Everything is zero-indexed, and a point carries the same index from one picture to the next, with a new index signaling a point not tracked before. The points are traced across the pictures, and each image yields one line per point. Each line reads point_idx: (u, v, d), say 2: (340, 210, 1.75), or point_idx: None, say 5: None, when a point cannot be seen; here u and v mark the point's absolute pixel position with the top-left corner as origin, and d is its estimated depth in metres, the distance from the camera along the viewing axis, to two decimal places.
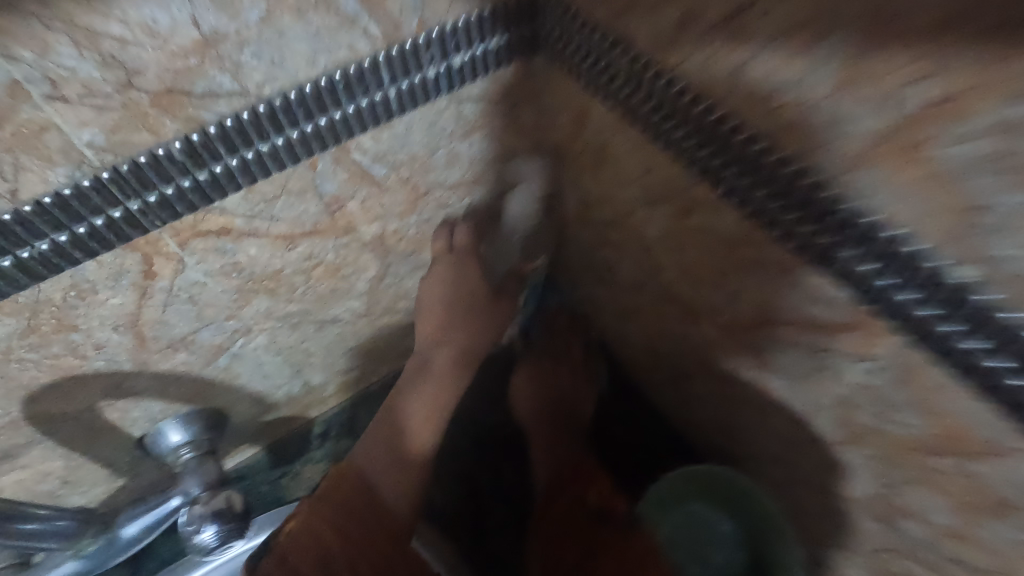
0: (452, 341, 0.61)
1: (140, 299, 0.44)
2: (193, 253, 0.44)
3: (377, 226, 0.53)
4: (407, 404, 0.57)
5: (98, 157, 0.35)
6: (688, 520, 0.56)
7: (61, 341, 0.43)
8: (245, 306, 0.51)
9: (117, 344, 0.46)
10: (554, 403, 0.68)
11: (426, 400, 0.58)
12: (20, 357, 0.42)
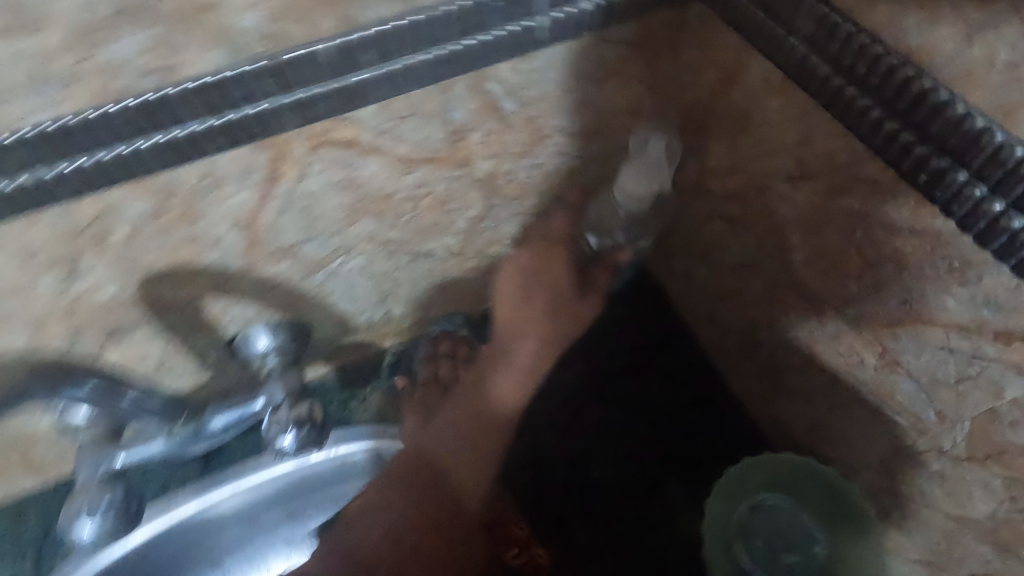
0: (534, 331, 0.61)
1: (261, 200, 0.44)
2: (319, 161, 0.43)
3: (492, 163, 0.52)
4: (500, 376, 0.59)
5: (260, 42, 0.35)
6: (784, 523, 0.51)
7: (183, 231, 0.43)
8: (352, 226, 0.50)
9: (231, 243, 0.46)
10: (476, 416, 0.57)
11: (459, 425, 0.56)
12: (145, 238, 0.42)
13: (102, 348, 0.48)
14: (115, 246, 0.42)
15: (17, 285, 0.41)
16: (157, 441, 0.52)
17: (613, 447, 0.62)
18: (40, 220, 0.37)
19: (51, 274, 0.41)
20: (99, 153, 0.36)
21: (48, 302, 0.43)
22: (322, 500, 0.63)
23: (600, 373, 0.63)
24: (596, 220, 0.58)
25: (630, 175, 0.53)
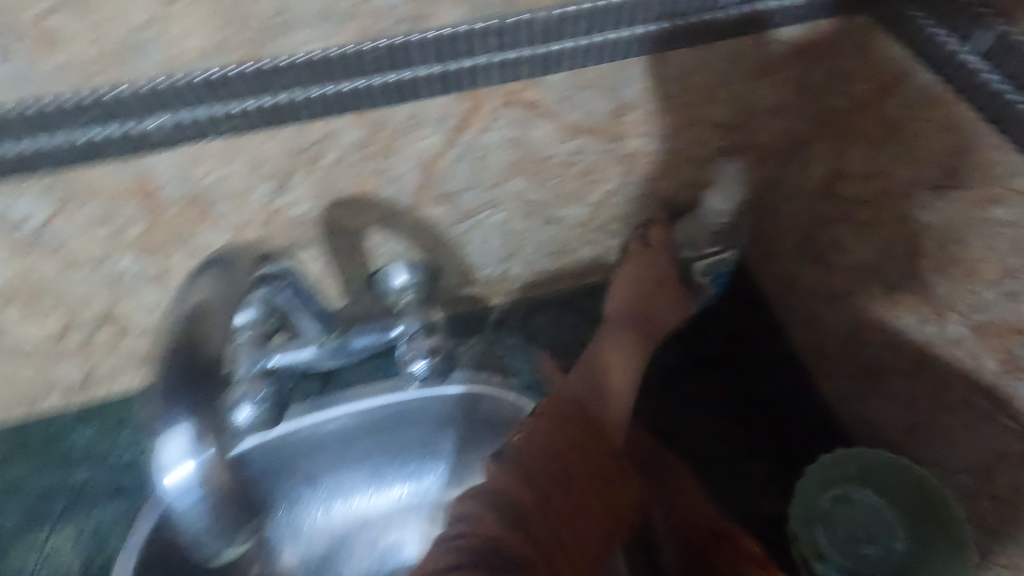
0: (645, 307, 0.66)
1: (446, 145, 0.50)
2: (503, 117, 0.49)
3: (641, 142, 0.56)
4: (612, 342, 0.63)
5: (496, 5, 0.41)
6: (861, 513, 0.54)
7: (377, 163, 0.49)
8: (508, 181, 0.56)
9: (408, 180, 0.52)
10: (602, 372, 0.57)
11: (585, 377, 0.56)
12: (345, 165, 0.49)
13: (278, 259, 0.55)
14: (321, 167, 0.48)
15: (238, 190, 0.48)
16: (311, 349, 0.58)
17: (702, 421, 0.66)
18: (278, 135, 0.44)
19: (266, 185, 0.48)
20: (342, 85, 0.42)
21: (255, 208, 0.50)
22: (408, 436, 0.69)
23: (696, 356, 0.69)
24: (688, 233, 0.67)
25: (714, 196, 0.63)
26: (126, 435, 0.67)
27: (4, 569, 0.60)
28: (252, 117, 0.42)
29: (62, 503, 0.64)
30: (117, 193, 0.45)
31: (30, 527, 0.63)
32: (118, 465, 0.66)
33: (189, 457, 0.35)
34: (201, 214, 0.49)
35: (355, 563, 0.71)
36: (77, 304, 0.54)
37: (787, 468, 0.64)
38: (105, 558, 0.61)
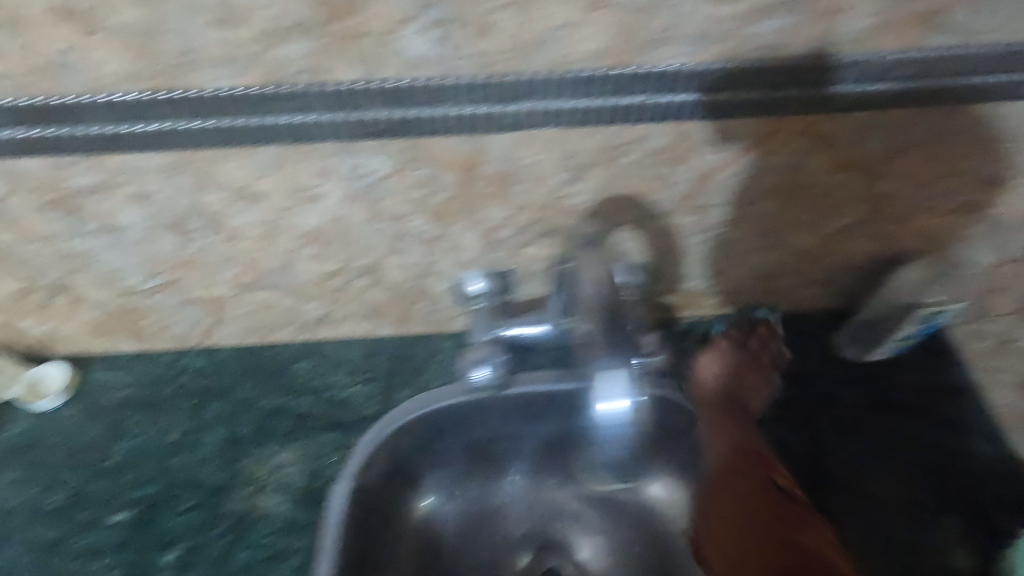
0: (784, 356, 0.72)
1: (730, 161, 0.54)
2: (790, 143, 0.53)
3: (893, 183, 0.59)
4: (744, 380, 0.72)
5: (848, 43, 0.47)
6: None
7: (663, 169, 0.54)
8: (759, 203, 0.59)
9: (679, 188, 0.56)
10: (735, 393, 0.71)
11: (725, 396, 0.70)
12: (637, 166, 0.53)
13: (535, 242, 0.61)
14: (617, 166, 0.53)
15: (539, 175, 0.53)
16: (541, 323, 0.66)
17: (886, 456, 0.68)
18: (608, 130, 0.49)
19: (564, 175, 0.53)
20: (686, 91, 0.48)
21: (544, 192, 0.55)
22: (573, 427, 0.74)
23: (883, 395, 0.72)
24: (914, 282, 0.68)
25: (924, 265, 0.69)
26: (341, 376, 0.75)
27: (239, 473, 0.68)
28: (592, 114, 0.48)
29: (285, 427, 0.71)
30: (449, 160, 0.51)
31: (259, 442, 0.70)
32: (332, 401, 0.73)
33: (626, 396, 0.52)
34: (500, 191, 0.55)
35: (502, 530, 0.77)
36: (356, 253, 0.61)
37: (982, 519, 0.63)
38: (323, 480, 0.67)
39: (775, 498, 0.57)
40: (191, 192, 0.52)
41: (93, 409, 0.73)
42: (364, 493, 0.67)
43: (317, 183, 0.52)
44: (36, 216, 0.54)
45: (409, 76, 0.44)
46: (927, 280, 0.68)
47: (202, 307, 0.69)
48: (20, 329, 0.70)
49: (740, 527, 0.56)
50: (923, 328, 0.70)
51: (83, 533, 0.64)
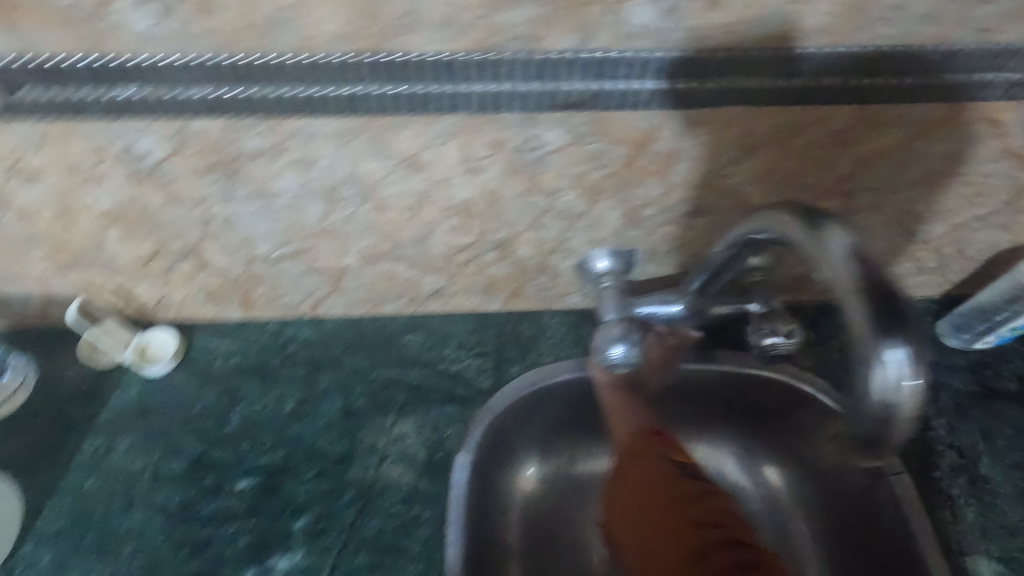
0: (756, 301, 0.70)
1: (897, 147, 0.53)
2: (964, 131, 0.52)
3: None
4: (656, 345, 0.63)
5: None
6: None
7: (829, 153, 0.53)
8: (908, 191, 0.59)
9: (836, 172, 0.56)
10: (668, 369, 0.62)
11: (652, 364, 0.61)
12: (806, 147, 0.53)
13: (678, 221, 0.61)
14: (786, 147, 0.52)
15: (706, 153, 0.53)
16: (676, 303, 0.65)
17: (996, 443, 0.70)
18: (796, 110, 0.48)
19: (731, 154, 0.53)
20: (907, 77, 0.46)
21: (704, 171, 0.55)
22: (674, 402, 0.78)
23: (987, 384, 0.74)
24: None
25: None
26: (450, 349, 0.75)
27: (360, 443, 0.68)
28: (786, 95, 0.46)
29: (400, 398, 0.71)
30: (625, 137, 0.50)
31: (376, 413, 0.70)
32: (444, 374, 0.73)
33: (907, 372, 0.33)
34: (662, 169, 0.54)
35: None
36: (496, 226, 0.61)
37: None
38: (445, 452, 0.68)
39: (662, 464, 0.44)
40: (356, 159, 0.51)
41: (206, 376, 0.73)
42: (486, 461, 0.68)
43: (486, 156, 0.51)
44: (189, 179, 0.52)
45: (619, 50, 0.43)
46: None
47: (324, 276, 0.68)
48: (134, 293, 0.69)
49: (642, 511, 0.42)
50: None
51: (209, 498, 0.65)
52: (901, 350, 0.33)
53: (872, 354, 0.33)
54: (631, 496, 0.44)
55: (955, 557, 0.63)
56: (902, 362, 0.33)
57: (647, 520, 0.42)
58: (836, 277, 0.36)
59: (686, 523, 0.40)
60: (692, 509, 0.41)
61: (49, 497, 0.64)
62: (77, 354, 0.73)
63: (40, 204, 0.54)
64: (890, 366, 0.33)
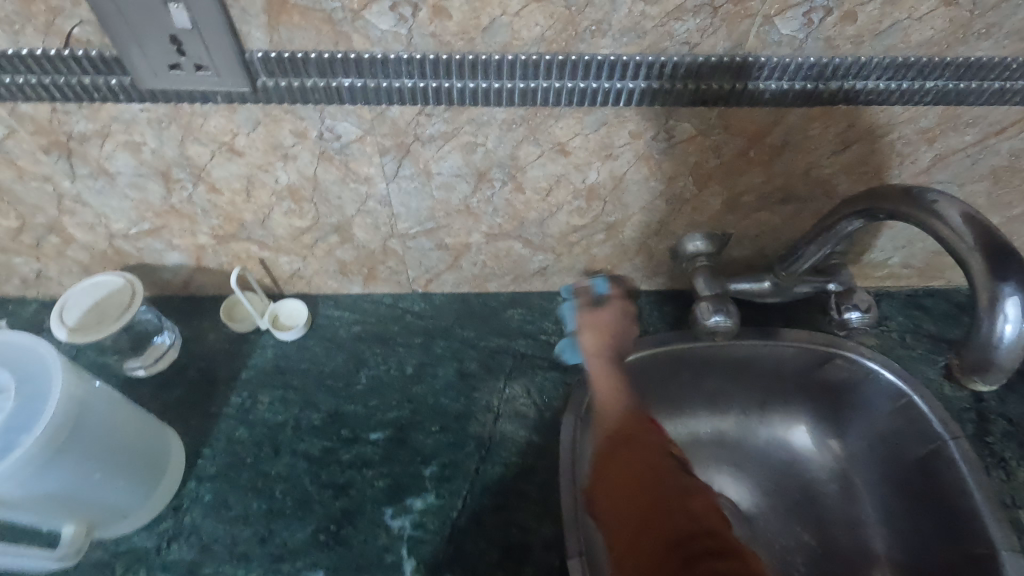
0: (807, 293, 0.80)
1: (973, 142, 0.62)
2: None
3: None
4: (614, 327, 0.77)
5: None
6: None
7: (914, 148, 0.62)
8: (974, 184, 0.68)
9: (917, 164, 0.64)
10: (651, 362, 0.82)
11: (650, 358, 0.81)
12: (893, 143, 0.61)
13: (770, 207, 0.70)
14: (881, 141, 0.61)
15: (810, 146, 0.61)
16: (767, 280, 0.74)
17: None
18: (894, 109, 0.57)
19: (832, 146, 0.62)
20: (988, 82, 0.55)
21: (806, 162, 0.63)
22: (731, 380, 0.87)
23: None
24: None
25: None
26: (549, 323, 0.83)
27: (476, 401, 0.76)
28: (885, 94, 0.55)
29: (508, 363, 0.79)
30: (744, 129, 0.59)
31: (488, 376, 0.78)
32: (545, 344, 0.82)
33: (1011, 318, 0.41)
34: (769, 158, 0.63)
35: None
36: (613, 209, 0.69)
37: None
38: (553, 411, 0.76)
39: (653, 456, 0.57)
40: (513, 145, 0.60)
41: (332, 341, 0.81)
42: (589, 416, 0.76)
43: (623, 144, 0.60)
44: (367, 159, 0.61)
45: (761, 54, 0.52)
46: None
47: (448, 253, 0.76)
48: (276, 265, 0.77)
49: (632, 495, 0.54)
50: None
51: (347, 446, 0.72)
52: (1018, 297, 0.41)
53: (992, 302, 0.42)
54: (621, 476, 0.56)
55: (1010, 509, 0.70)
56: (1017, 307, 0.41)
57: (638, 500, 0.53)
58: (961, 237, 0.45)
59: (676, 508, 0.52)
60: (673, 500, 0.52)
61: (206, 443, 0.72)
62: (218, 318, 0.81)
63: (231, 179, 0.63)
64: (1002, 305, 0.42)
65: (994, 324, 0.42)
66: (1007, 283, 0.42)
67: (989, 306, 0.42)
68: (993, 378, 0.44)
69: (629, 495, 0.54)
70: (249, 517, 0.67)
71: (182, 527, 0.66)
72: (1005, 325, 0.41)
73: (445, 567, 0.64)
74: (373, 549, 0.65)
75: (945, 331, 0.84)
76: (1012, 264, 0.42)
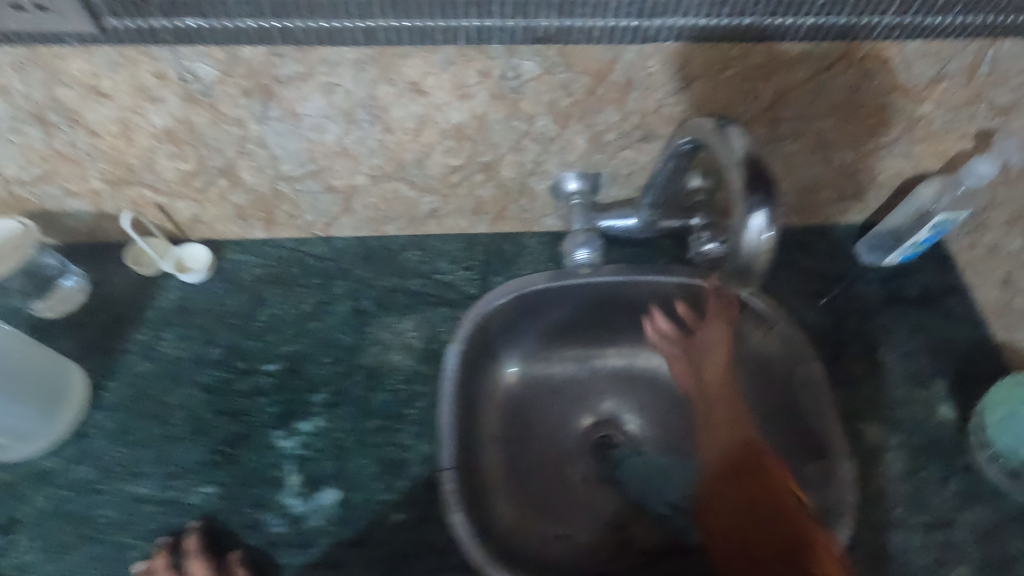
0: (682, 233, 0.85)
1: (807, 78, 0.66)
2: (859, 66, 0.65)
3: (931, 108, 0.72)
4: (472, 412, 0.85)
5: None
6: None
7: (753, 84, 0.66)
8: (820, 120, 0.72)
9: (761, 102, 0.69)
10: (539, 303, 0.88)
11: (534, 299, 0.87)
12: (730, 81, 0.66)
13: (632, 146, 0.74)
14: (719, 79, 0.65)
15: (653, 85, 0.65)
16: (634, 217, 0.78)
17: (894, 336, 0.84)
18: (723, 47, 0.61)
19: (674, 85, 0.65)
20: (803, 18, 0.59)
21: (654, 100, 0.67)
22: (617, 320, 0.93)
23: (893, 292, 0.88)
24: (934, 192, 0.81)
25: (929, 185, 0.81)
26: (443, 263, 0.88)
27: (369, 335, 0.81)
28: (708, 33, 0.59)
29: (402, 301, 0.84)
30: (587, 67, 0.63)
31: (382, 313, 0.83)
32: (439, 282, 0.86)
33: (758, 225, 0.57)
34: (619, 97, 0.67)
35: (563, 409, 0.94)
36: (484, 148, 0.73)
37: (963, 383, 0.80)
38: (440, 344, 0.81)
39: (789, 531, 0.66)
40: (369, 85, 0.63)
41: (235, 283, 0.85)
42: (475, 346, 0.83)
43: (475, 85, 0.64)
44: (232, 101, 0.64)
45: None
46: (946, 193, 0.80)
47: (338, 196, 0.80)
48: (173, 210, 0.80)
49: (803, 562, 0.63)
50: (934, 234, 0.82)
51: (244, 377, 0.78)
52: (762, 211, 0.57)
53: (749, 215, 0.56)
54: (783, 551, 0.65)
55: (850, 423, 0.78)
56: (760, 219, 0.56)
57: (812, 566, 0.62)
58: None
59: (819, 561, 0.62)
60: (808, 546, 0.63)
61: (111, 376, 0.77)
62: (125, 264, 0.85)
63: (107, 123, 0.66)
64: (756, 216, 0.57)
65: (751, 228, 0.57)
66: (757, 203, 0.56)
67: (744, 216, 0.56)
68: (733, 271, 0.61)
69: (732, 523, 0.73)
70: (148, 441, 0.73)
71: (86, 451, 0.72)
72: (750, 231, 0.57)
73: (328, 480, 0.71)
74: (262, 466, 0.72)
75: (817, 264, 0.90)
76: (760, 189, 0.57)
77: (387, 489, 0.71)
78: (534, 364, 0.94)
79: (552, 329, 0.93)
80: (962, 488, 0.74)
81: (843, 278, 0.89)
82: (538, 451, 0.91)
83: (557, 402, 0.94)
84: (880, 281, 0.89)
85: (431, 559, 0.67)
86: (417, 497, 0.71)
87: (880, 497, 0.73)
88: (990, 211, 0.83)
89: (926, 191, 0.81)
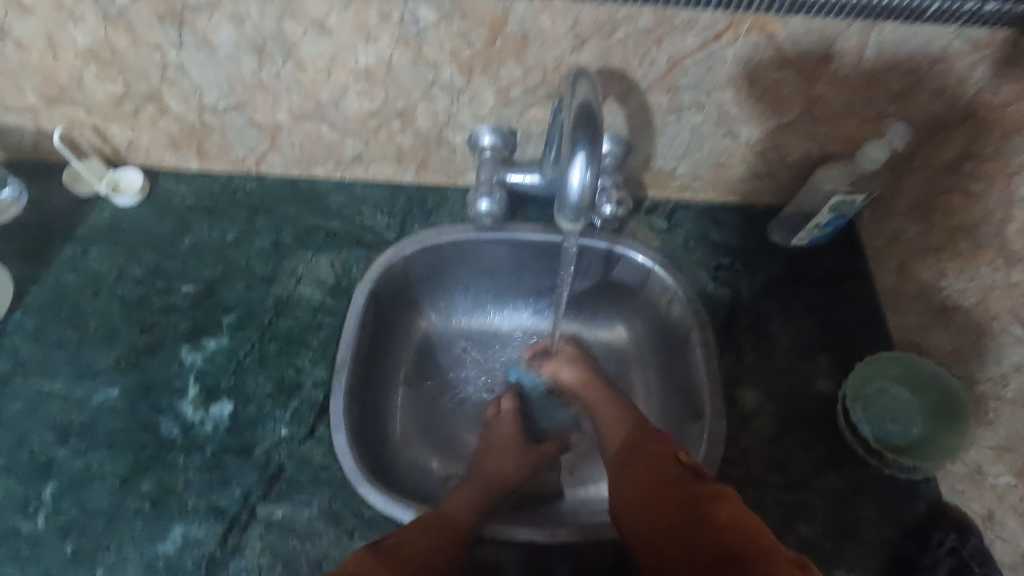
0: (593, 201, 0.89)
1: (698, 47, 0.70)
2: (744, 38, 0.69)
3: (826, 88, 0.75)
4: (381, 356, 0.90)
5: None
6: (897, 405, 0.77)
7: (647, 47, 0.70)
8: (719, 91, 0.75)
9: (656, 67, 0.72)
10: (458, 255, 0.92)
11: (452, 250, 0.91)
12: (623, 44, 0.70)
13: (538, 105, 0.77)
14: (613, 39, 0.69)
15: (549, 41, 0.69)
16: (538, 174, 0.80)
17: (787, 313, 0.87)
18: (611, 6, 0.66)
19: (569, 42, 0.69)
20: None
21: (554, 56, 0.71)
22: (536, 281, 0.97)
23: (796, 272, 0.91)
24: (835, 176, 0.83)
25: (832, 168, 0.84)
26: (367, 208, 0.92)
27: (283, 268, 0.86)
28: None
29: (320, 240, 0.89)
30: (482, 19, 0.68)
31: (300, 248, 0.88)
32: (359, 225, 0.90)
33: (581, 169, 0.51)
34: (517, 51, 0.71)
35: (478, 361, 0.99)
36: (396, 93, 0.77)
37: (845, 360, 0.84)
38: (351, 281, 0.86)
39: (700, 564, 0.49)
40: (275, 19, 0.68)
41: (165, 209, 0.89)
42: (387, 285, 0.87)
43: (380, 26, 0.69)
44: (148, 24, 0.69)
45: None
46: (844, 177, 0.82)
47: (263, 131, 0.84)
48: (108, 132, 0.84)
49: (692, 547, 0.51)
50: (835, 216, 0.85)
51: (160, 296, 0.82)
52: (585, 152, 0.50)
53: (568, 159, 0.51)
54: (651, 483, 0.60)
55: (729, 387, 0.81)
56: (583, 165, 0.51)
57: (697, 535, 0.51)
58: (570, 107, 0.53)
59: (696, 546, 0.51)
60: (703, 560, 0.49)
61: (35, 283, 0.82)
62: (63, 183, 0.90)
63: (34, 37, 0.71)
64: (575, 157, 0.51)
65: (570, 174, 0.51)
66: (580, 140, 0.50)
67: (567, 158, 0.51)
68: (570, 216, 0.53)
69: (669, 517, 0.55)
70: (62, 344, 0.78)
71: (3, 347, 0.77)
72: (575, 173, 0.51)
73: (224, 394, 0.76)
74: (164, 376, 0.77)
75: (728, 240, 0.93)
76: (587, 125, 0.51)
77: (277, 407, 0.76)
78: (452, 318, 0.99)
79: (471, 283, 0.97)
80: (824, 456, 0.77)
81: (750, 255, 0.92)
82: (447, 399, 0.95)
83: (473, 354, 0.99)
84: (786, 262, 0.91)
85: (307, 470, 0.72)
86: (305, 416, 0.75)
87: (743, 457, 0.76)
88: (891, 198, 0.85)
89: (829, 175, 0.84)
